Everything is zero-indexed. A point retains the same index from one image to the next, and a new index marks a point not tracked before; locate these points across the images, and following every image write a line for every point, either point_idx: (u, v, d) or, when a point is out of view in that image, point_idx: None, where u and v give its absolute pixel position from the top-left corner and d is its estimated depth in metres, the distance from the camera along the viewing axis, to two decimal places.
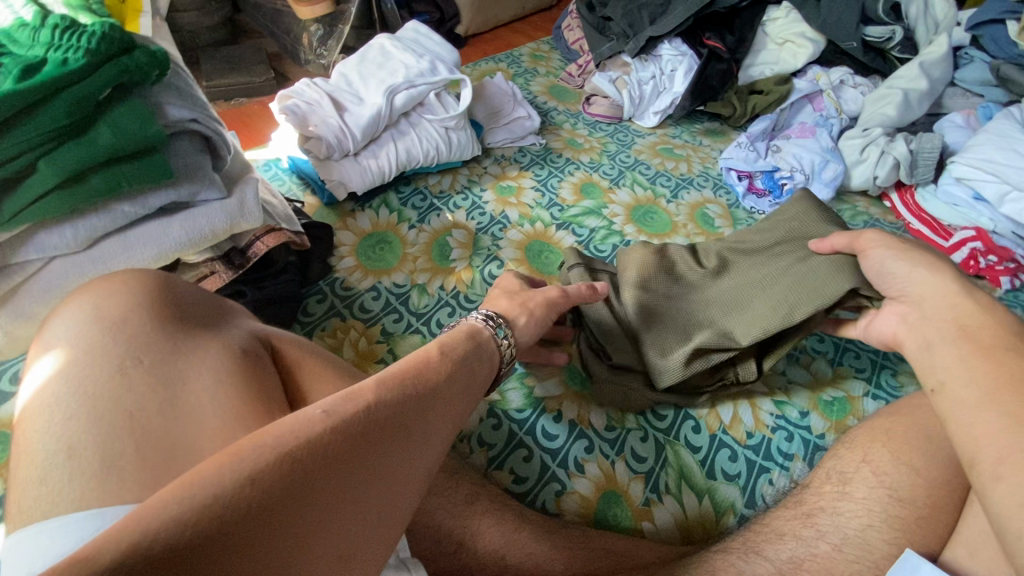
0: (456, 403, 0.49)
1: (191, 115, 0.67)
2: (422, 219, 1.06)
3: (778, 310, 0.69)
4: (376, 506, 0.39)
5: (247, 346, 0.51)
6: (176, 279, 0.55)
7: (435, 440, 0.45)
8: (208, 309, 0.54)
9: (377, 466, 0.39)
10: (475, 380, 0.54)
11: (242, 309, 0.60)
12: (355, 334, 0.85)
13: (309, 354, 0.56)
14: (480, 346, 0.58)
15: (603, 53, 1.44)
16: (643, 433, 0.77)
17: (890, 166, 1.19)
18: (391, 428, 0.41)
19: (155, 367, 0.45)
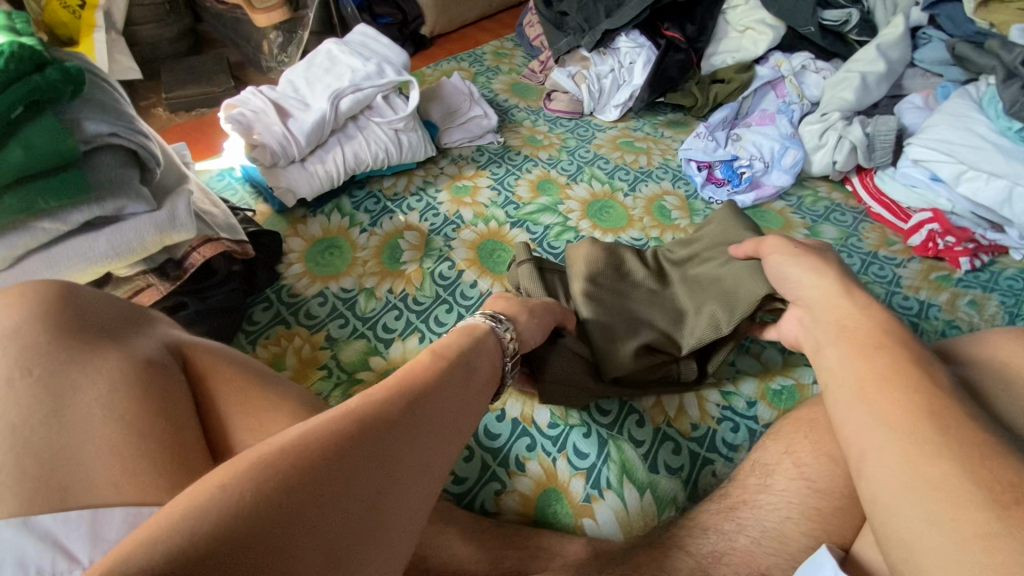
0: (454, 405, 0.50)
1: (110, 130, 0.67)
2: (374, 222, 1.05)
3: (709, 322, 0.73)
4: (382, 505, 0.41)
5: (153, 355, 0.52)
6: (83, 288, 0.55)
7: (439, 440, 0.47)
8: (120, 319, 0.54)
9: (376, 468, 0.41)
10: (477, 380, 0.56)
11: (164, 315, 0.60)
12: (298, 341, 0.86)
13: (222, 359, 0.57)
14: (480, 346, 0.60)
15: (561, 48, 1.43)
16: (587, 428, 0.76)
17: (848, 150, 1.18)
18: (390, 430, 0.43)
19: (43, 379, 0.47)
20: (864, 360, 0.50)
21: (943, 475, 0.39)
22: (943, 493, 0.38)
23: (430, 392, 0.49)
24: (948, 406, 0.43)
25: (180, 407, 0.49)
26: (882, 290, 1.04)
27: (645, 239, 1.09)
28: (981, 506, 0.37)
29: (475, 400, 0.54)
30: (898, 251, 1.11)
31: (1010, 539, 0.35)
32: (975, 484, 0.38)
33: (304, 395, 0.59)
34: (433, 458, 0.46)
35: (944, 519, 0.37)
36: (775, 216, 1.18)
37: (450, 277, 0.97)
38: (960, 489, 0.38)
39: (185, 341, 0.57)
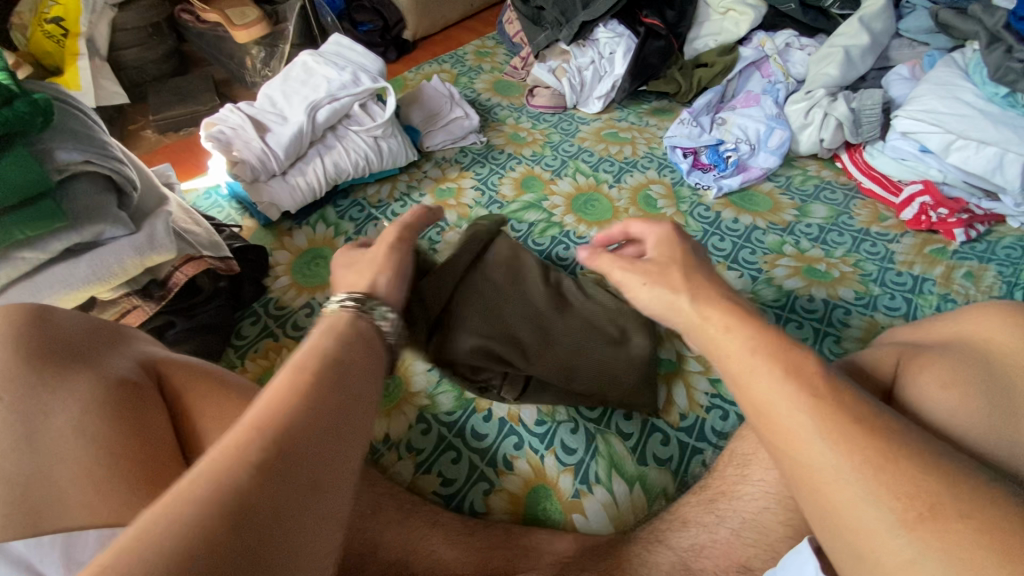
0: (345, 412, 0.44)
1: (81, 157, 0.68)
2: (359, 230, 1.06)
3: (564, 370, 0.74)
4: (295, 543, 0.35)
5: (126, 375, 0.52)
6: (56, 311, 0.57)
7: (341, 446, 0.42)
8: (96, 339, 0.56)
9: (271, 517, 0.35)
10: (371, 368, 0.51)
11: (141, 334, 0.62)
12: (287, 354, 0.86)
13: (196, 374, 0.58)
14: (358, 335, 0.53)
15: (539, 43, 1.42)
16: (574, 424, 0.76)
17: (833, 127, 1.16)
18: (285, 457, 0.37)
19: (16, 406, 0.48)
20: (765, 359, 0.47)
21: (851, 502, 0.41)
22: (862, 516, 0.40)
23: (323, 396, 0.43)
24: (843, 417, 0.43)
25: (154, 424, 0.50)
26: (875, 266, 1.02)
27: None
28: (891, 534, 0.39)
29: (372, 389, 0.50)
30: (892, 227, 1.09)
31: (929, 562, 0.37)
32: (881, 510, 0.40)
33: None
34: (339, 465, 0.42)
35: (861, 546, 0.40)
36: (765, 199, 1.16)
37: None
38: (868, 517, 0.40)
39: (161, 358, 0.58)
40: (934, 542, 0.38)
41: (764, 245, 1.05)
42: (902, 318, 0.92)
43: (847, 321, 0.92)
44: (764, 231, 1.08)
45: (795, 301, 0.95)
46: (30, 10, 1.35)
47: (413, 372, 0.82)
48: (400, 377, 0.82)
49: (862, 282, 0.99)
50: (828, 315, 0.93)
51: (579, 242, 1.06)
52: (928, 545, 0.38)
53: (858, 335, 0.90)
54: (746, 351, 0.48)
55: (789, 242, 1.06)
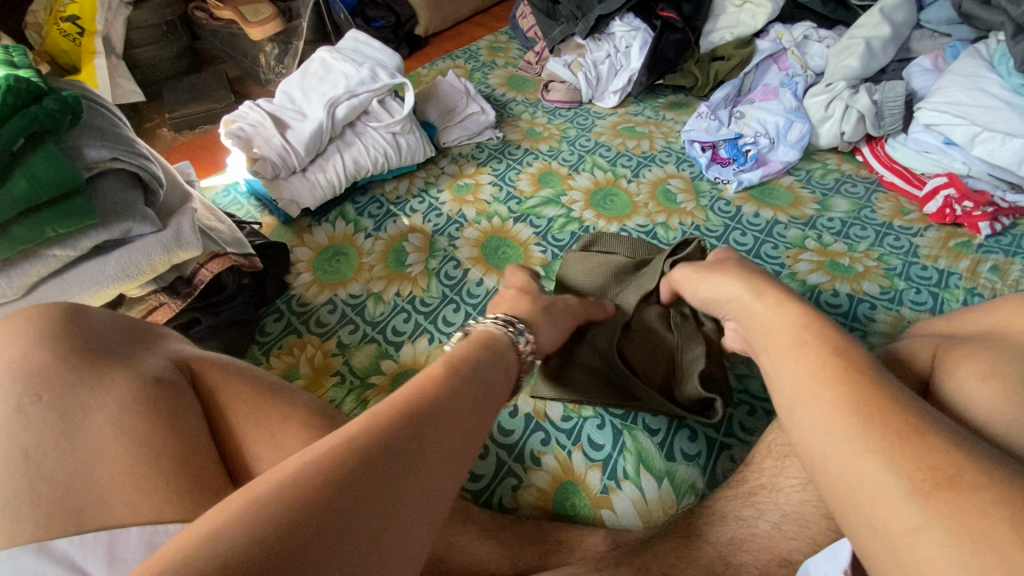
0: (462, 423, 0.47)
1: (110, 155, 0.68)
2: (378, 226, 1.06)
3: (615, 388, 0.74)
4: (394, 528, 0.38)
5: (161, 375, 0.52)
6: (89, 309, 0.57)
7: (426, 491, 0.41)
8: (127, 338, 0.56)
9: (385, 495, 0.39)
10: (475, 407, 0.50)
11: (173, 331, 0.62)
12: (311, 350, 0.86)
13: (230, 373, 0.57)
14: (494, 355, 0.58)
15: (555, 37, 1.41)
16: (601, 420, 0.76)
17: (855, 120, 1.15)
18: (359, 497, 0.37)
19: (55, 402, 0.48)
20: (792, 364, 0.51)
21: (870, 469, 0.42)
22: (880, 486, 0.41)
23: (418, 432, 0.43)
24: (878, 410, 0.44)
25: (190, 423, 0.50)
26: (899, 260, 1.00)
27: (650, 225, 1.08)
28: (906, 500, 0.39)
29: (477, 429, 0.49)
30: (915, 220, 1.08)
31: (939, 532, 0.37)
32: (897, 477, 0.40)
33: (315, 403, 0.60)
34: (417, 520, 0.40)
35: (875, 519, 0.40)
36: (784, 193, 1.15)
37: (456, 276, 0.97)
38: (885, 487, 0.40)
39: (194, 357, 0.58)
40: (947, 513, 0.37)
41: (786, 239, 1.04)
42: (928, 313, 0.91)
43: (873, 315, 0.91)
44: (786, 225, 1.07)
45: (819, 295, 0.94)
46: (45, 9, 1.35)
47: None
48: None
49: (887, 277, 0.97)
50: (853, 309, 0.92)
51: None
52: (938, 513, 0.38)
53: (884, 330, 0.89)
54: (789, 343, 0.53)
55: (811, 237, 1.05)
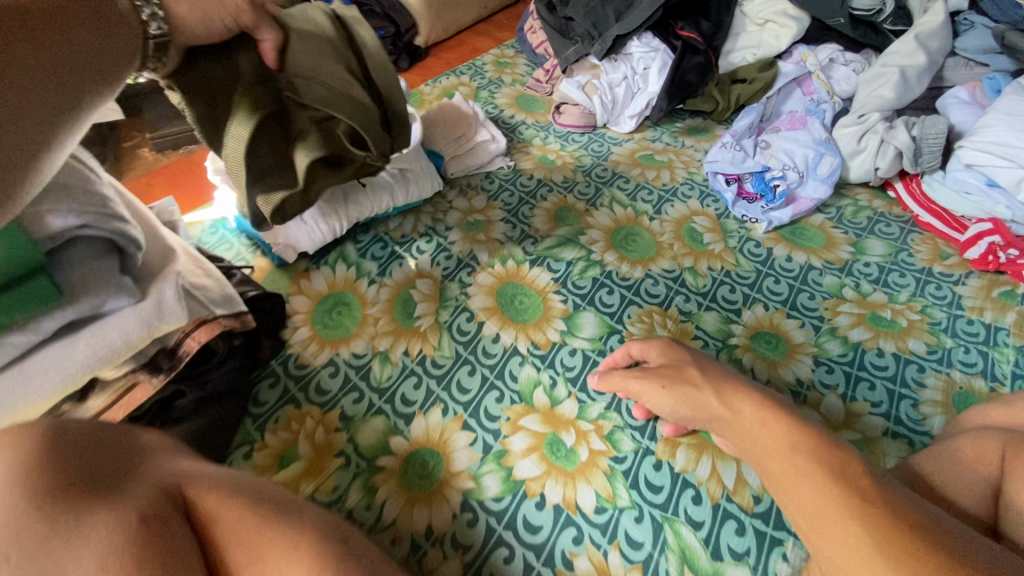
0: (90, 54, 0.45)
1: (77, 221, 0.58)
2: (383, 271, 0.97)
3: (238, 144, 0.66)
4: None
5: (148, 508, 0.49)
6: (69, 426, 0.53)
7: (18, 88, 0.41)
8: (116, 464, 0.52)
9: None
10: (103, 49, 0.46)
11: (161, 444, 0.57)
12: (311, 424, 0.77)
13: (222, 495, 0.53)
14: (105, 3, 0.46)
15: (568, 57, 1.32)
16: (638, 512, 0.69)
17: (892, 156, 1.08)
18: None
19: (33, 559, 0.45)
20: (823, 503, 0.55)
21: None
22: None
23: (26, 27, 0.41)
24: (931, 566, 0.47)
25: (182, 566, 0.46)
26: (943, 313, 0.94)
27: (677, 269, 0.99)
28: None
29: (106, 69, 0.46)
30: (954, 266, 1.02)
31: None
32: None
33: (324, 523, 0.54)
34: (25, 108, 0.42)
35: None
36: (816, 233, 1.08)
37: (470, 331, 0.88)
38: None
39: (185, 477, 0.54)
40: None
41: (823, 288, 0.97)
42: (980, 377, 0.85)
43: (922, 380, 0.84)
44: (821, 271, 1.00)
45: (863, 355, 0.87)
46: None
47: (453, 449, 0.74)
48: (439, 454, 0.74)
49: (932, 333, 0.91)
50: (901, 373, 0.85)
51: (623, 285, 0.96)
52: None
53: (936, 398, 0.82)
54: (796, 454, 0.60)
55: (848, 285, 0.98)
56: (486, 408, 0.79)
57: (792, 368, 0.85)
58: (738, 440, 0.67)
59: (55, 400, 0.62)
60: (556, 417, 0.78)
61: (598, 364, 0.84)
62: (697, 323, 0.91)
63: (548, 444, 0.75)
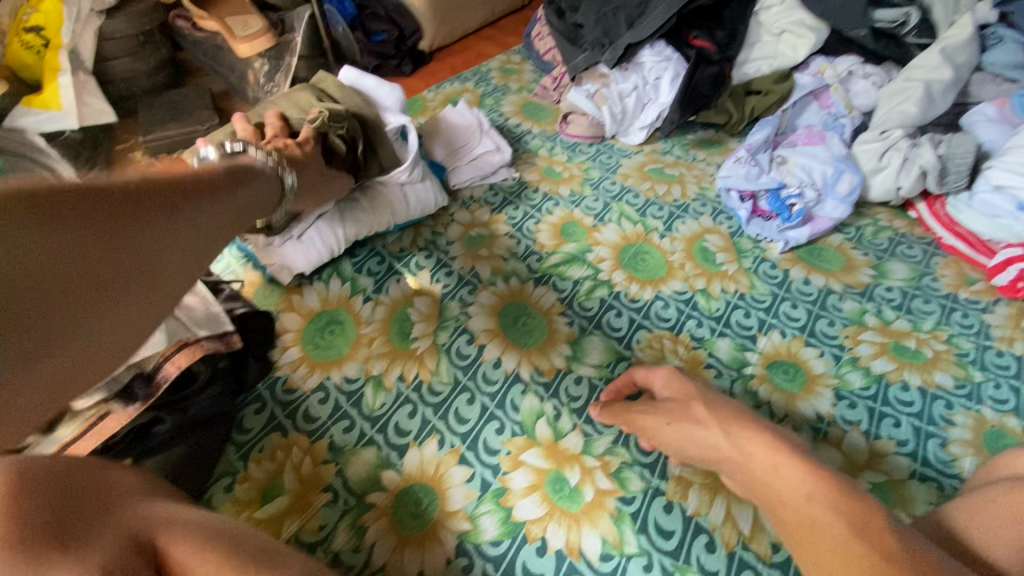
0: (228, 212, 0.53)
1: None
2: (379, 288, 0.92)
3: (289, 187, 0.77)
4: (100, 301, 0.40)
5: (114, 560, 0.42)
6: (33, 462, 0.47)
7: (178, 240, 0.46)
8: (77, 506, 0.45)
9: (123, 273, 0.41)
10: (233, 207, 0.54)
11: (134, 486, 0.51)
12: (298, 454, 0.73)
13: (203, 541, 0.47)
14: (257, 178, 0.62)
15: (577, 66, 1.28)
16: (647, 560, 0.64)
17: (915, 175, 1.03)
18: (82, 256, 0.38)
19: None
20: None
21: None
22: None
23: (178, 194, 0.46)
24: None
25: None
26: (971, 344, 0.89)
27: (689, 291, 0.94)
28: None
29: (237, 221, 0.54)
30: (981, 292, 0.97)
31: None
32: None
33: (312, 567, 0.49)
34: (162, 267, 0.44)
35: None
36: (835, 255, 1.03)
37: (470, 354, 0.83)
38: None
39: (154, 521, 0.48)
40: None
41: (843, 314, 0.92)
42: (1013, 415, 0.79)
43: (950, 417, 0.79)
44: (840, 295, 0.95)
45: (887, 390, 0.82)
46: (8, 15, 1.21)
47: (448, 485, 0.70)
48: (433, 490, 0.69)
49: (960, 365, 0.86)
50: (927, 410, 0.80)
51: (632, 308, 0.91)
52: None
53: (966, 437, 0.77)
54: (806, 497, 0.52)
55: (869, 311, 0.93)
56: (484, 441, 0.74)
57: (811, 402, 0.80)
58: (745, 481, 0.58)
59: None
60: (560, 451, 0.73)
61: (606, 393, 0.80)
62: (711, 350, 0.86)
63: (551, 482, 0.70)
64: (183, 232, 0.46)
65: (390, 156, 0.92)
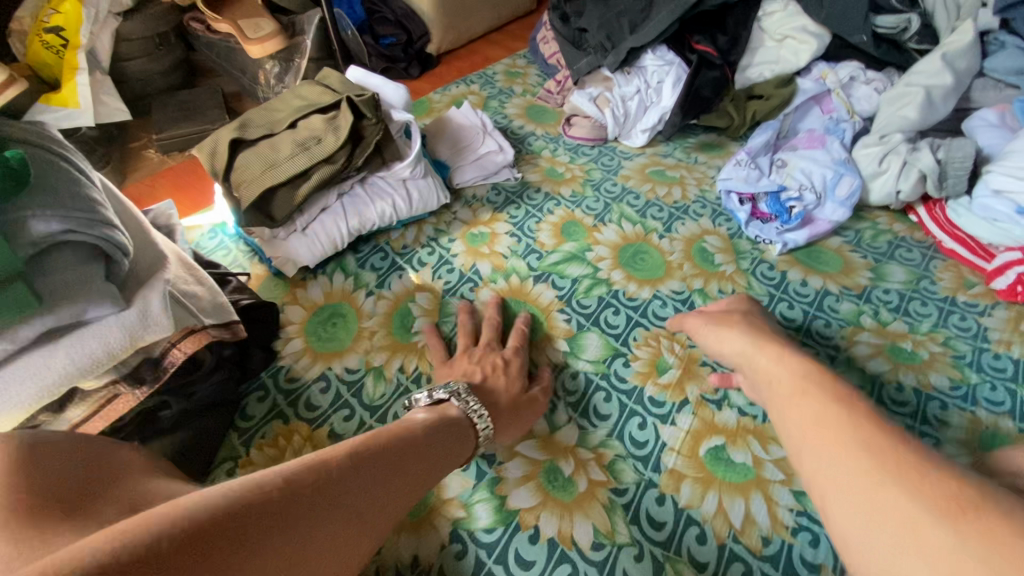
0: (409, 473, 0.53)
1: (61, 227, 0.57)
2: (381, 283, 0.94)
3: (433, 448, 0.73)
4: (297, 544, 0.38)
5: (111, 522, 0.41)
6: (43, 440, 0.49)
7: (359, 502, 0.45)
8: (85, 479, 0.47)
9: (308, 522, 0.40)
10: (413, 463, 0.54)
11: (139, 461, 0.54)
12: (298, 441, 0.75)
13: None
14: (445, 429, 0.62)
15: (580, 70, 1.30)
16: (638, 549, 0.65)
17: (915, 179, 1.04)
18: (286, 519, 0.38)
19: None
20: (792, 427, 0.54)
21: None
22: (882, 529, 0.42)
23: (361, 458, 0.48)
24: None
25: None
26: (968, 346, 0.89)
27: (687, 291, 0.95)
28: None
29: (418, 483, 0.54)
30: (980, 296, 0.97)
31: None
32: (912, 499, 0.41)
33: None
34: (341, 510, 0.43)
35: None
36: (833, 257, 1.04)
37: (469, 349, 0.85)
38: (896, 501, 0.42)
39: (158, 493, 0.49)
40: None
41: (840, 315, 0.93)
42: (1008, 417, 0.80)
43: (944, 417, 0.80)
44: (838, 297, 0.96)
45: (882, 390, 0.82)
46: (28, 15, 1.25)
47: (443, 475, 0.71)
48: None
49: (956, 366, 0.86)
50: (922, 410, 0.80)
51: (630, 306, 0.92)
52: None
53: (960, 437, 0.78)
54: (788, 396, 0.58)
55: (866, 312, 0.94)
56: None
57: None
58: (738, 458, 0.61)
59: (30, 412, 0.60)
60: (555, 444, 0.75)
61: (602, 388, 0.81)
62: None
63: (546, 472, 0.71)
64: (365, 490, 0.46)
65: (393, 152, 0.93)
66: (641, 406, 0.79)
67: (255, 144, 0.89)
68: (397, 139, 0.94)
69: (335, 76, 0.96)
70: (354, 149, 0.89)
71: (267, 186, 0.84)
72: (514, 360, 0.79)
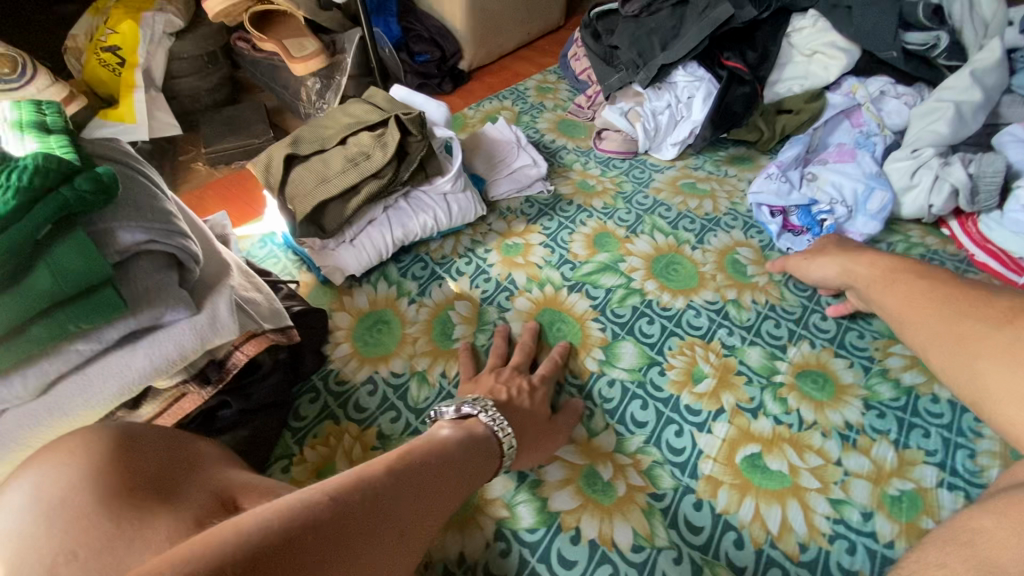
0: (444, 488, 0.55)
1: (145, 236, 0.61)
2: (423, 291, 0.98)
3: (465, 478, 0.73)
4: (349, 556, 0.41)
5: (202, 512, 0.47)
6: (132, 430, 0.54)
7: (400, 516, 0.48)
8: (169, 471, 0.51)
9: (357, 536, 0.43)
10: (447, 478, 0.57)
11: (212, 452, 0.58)
12: (348, 441, 0.79)
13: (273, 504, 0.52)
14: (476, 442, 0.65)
15: (612, 85, 1.33)
16: (677, 552, 0.67)
17: (947, 193, 1.05)
18: (338, 534, 0.41)
19: (92, 560, 0.43)
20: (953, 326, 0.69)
21: None
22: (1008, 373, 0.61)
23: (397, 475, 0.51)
24: None
25: None
26: None
27: (720, 301, 0.97)
28: None
29: (453, 494, 0.57)
30: None
31: None
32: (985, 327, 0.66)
33: None
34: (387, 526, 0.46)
35: None
36: None
37: None
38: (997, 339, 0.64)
39: (235, 485, 0.53)
40: None
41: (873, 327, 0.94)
42: None
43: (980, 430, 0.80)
44: None
45: (917, 402, 0.83)
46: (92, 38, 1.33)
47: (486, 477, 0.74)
48: None
49: None
50: (957, 421, 0.81)
51: (664, 316, 0.95)
52: None
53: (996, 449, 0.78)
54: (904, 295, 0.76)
55: None
56: None
57: (839, 411, 0.82)
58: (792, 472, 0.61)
59: (110, 408, 0.65)
60: (594, 449, 0.77)
61: (638, 395, 0.83)
62: (740, 358, 0.88)
63: (585, 476, 0.74)
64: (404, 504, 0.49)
65: (435, 167, 0.97)
66: (678, 413, 0.81)
67: (307, 160, 0.94)
68: (441, 155, 0.99)
69: (381, 94, 1.00)
70: (399, 164, 0.94)
71: (320, 199, 0.89)
72: (541, 388, 0.79)
